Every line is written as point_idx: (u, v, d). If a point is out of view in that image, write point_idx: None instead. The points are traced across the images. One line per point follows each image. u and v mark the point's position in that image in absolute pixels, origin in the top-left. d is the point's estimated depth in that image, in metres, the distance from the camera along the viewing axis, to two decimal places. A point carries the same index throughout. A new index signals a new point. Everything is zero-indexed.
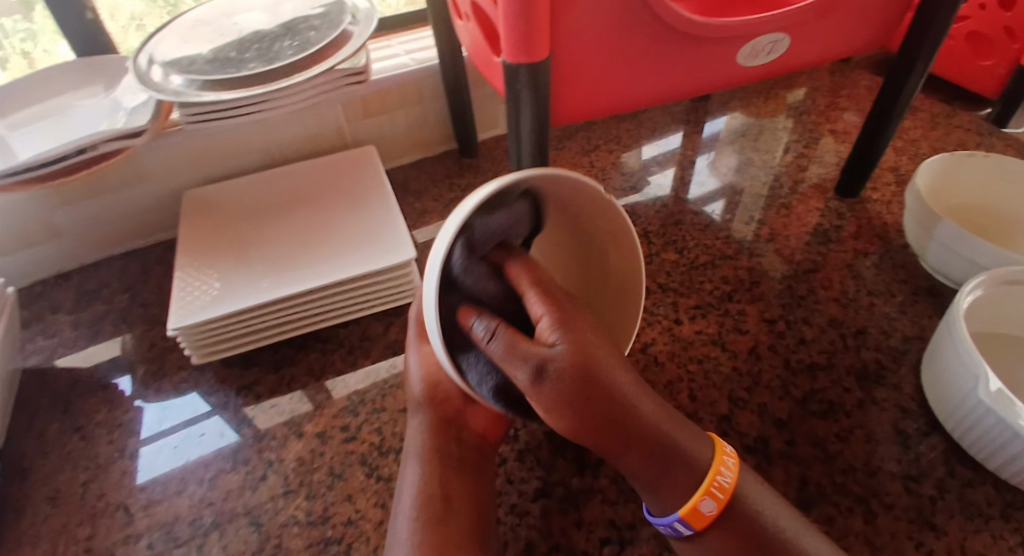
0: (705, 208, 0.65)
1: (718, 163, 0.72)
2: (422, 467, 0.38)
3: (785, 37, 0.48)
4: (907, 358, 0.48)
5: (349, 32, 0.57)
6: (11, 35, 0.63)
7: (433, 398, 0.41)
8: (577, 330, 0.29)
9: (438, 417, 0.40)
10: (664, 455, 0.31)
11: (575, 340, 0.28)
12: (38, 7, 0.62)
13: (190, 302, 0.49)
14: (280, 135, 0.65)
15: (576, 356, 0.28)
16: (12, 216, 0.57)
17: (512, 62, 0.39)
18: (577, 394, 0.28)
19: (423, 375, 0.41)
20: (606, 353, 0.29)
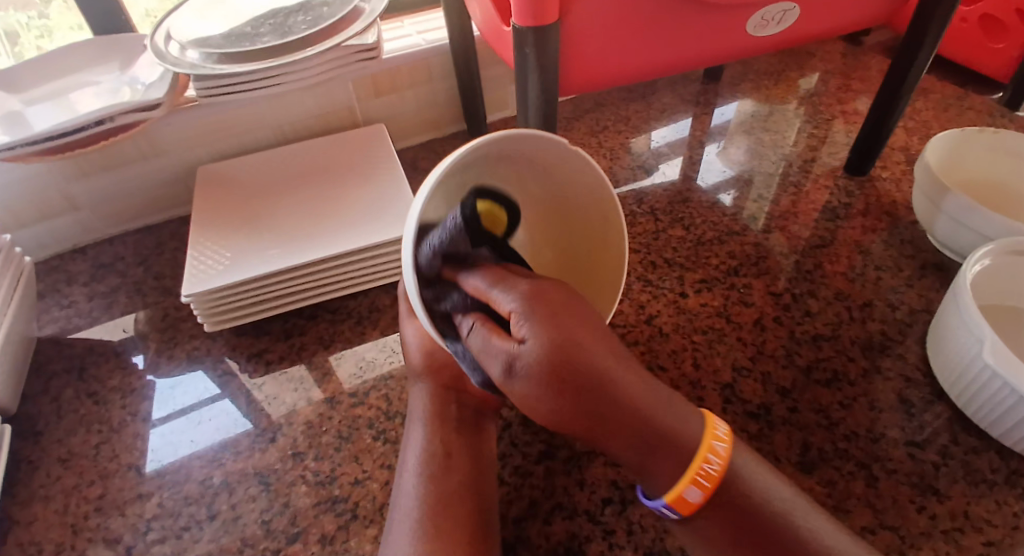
0: (714, 188, 0.65)
1: (727, 145, 0.72)
2: (426, 429, 0.38)
3: (794, 6, 0.48)
4: (914, 330, 0.48)
5: (361, 8, 0.58)
6: (27, 30, 0.65)
7: (432, 368, 0.41)
8: (546, 312, 0.26)
9: (439, 385, 0.40)
10: (654, 432, 0.28)
11: (539, 328, 0.26)
12: (57, 3, 0.65)
13: (204, 269, 0.50)
14: (293, 112, 0.66)
15: (547, 351, 0.25)
16: (30, 189, 0.59)
17: (521, 27, 0.40)
18: (549, 388, 0.25)
19: (422, 344, 0.42)
20: (588, 341, 0.26)
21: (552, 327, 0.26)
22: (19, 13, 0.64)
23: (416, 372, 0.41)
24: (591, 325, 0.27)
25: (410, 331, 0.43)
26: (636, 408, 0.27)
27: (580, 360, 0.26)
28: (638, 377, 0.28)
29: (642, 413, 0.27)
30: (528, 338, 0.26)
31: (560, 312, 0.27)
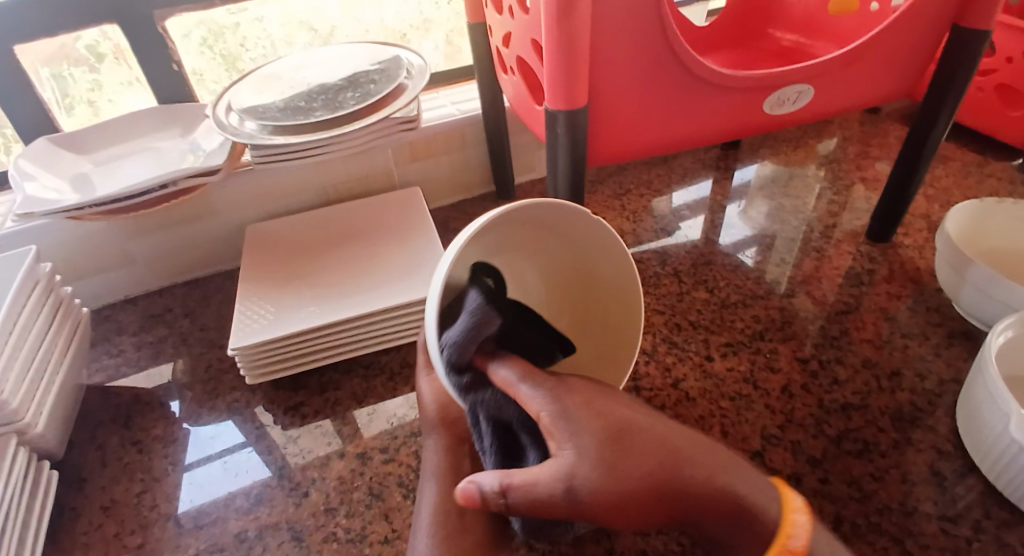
0: (737, 251, 0.67)
1: (749, 207, 0.74)
2: (439, 485, 0.39)
3: (809, 87, 0.51)
4: (943, 401, 0.48)
5: (404, 85, 0.63)
6: (79, 85, 0.69)
7: (444, 422, 0.43)
8: (581, 414, 0.27)
9: (452, 438, 0.42)
10: (717, 482, 0.27)
11: (581, 431, 0.26)
12: (109, 59, 0.68)
13: (250, 324, 0.52)
14: (336, 175, 0.70)
15: (595, 447, 0.26)
16: (91, 244, 0.63)
17: (553, 109, 0.43)
18: (613, 481, 0.25)
19: (434, 399, 0.44)
20: (626, 415, 0.28)
21: (589, 422, 0.27)
22: (72, 68, 0.67)
23: (428, 423, 0.43)
24: (618, 402, 0.29)
25: (424, 383, 0.45)
26: (705, 469, 0.27)
27: (628, 440, 0.26)
28: (677, 431, 0.28)
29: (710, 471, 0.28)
30: (571, 445, 0.26)
31: (588, 409, 0.27)
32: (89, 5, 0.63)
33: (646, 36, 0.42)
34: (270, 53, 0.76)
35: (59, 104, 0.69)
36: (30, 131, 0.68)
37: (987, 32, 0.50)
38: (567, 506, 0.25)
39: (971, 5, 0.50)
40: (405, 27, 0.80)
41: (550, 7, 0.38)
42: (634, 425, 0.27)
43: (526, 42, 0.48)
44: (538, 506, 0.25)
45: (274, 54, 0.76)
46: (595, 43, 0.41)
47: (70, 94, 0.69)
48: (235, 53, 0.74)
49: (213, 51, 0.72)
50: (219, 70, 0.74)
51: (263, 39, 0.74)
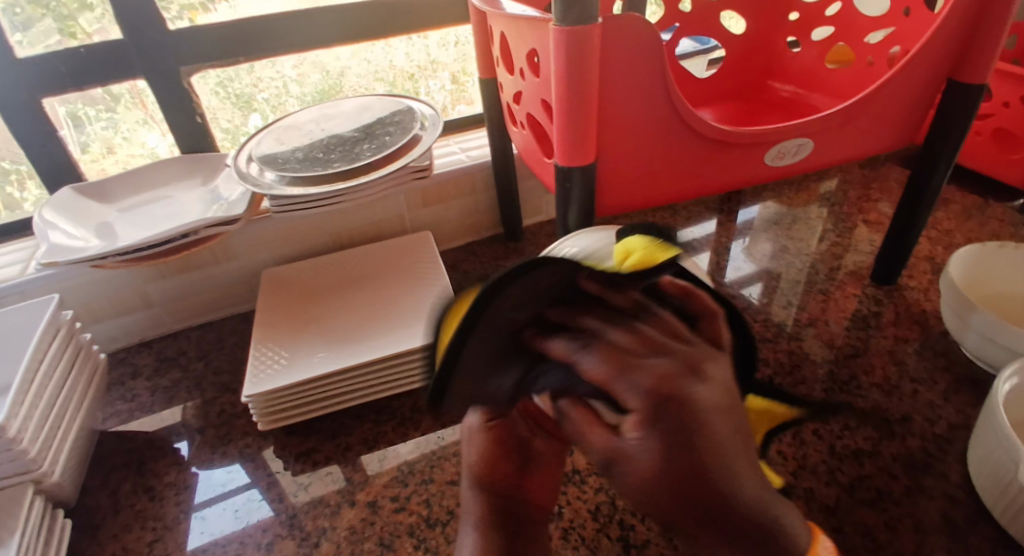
0: (743, 291, 0.68)
1: (752, 243, 0.76)
2: (478, 536, 0.39)
3: (808, 141, 0.53)
4: (955, 447, 0.48)
5: (418, 136, 0.66)
6: (95, 124, 0.70)
7: (491, 481, 0.41)
8: (670, 364, 0.30)
9: (496, 498, 0.41)
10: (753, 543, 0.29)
11: (679, 381, 0.29)
12: (123, 100, 0.70)
13: (264, 369, 0.53)
14: (349, 221, 0.72)
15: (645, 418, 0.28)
16: (110, 288, 0.64)
17: (563, 166, 0.45)
18: (671, 442, 0.28)
19: (483, 458, 0.42)
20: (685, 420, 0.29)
21: (662, 367, 0.29)
22: (87, 107, 0.69)
23: (471, 474, 0.42)
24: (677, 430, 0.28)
25: (474, 439, 0.42)
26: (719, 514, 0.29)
27: (689, 437, 0.28)
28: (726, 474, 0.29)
29: (735, 516, 0.28)
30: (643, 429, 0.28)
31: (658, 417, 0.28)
32: (121, 62, 0.67)
33: (651, 97, 0.45)
34: (282, 92, 0.78)
35: (74, 140, 0.70)
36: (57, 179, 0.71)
37: (978, 87, 0.53)
38: (641, 412, 0.28)
39: (964, 62, 0.52)
40: (413, 67, 0.83)
41: (558, 72, 0.40)
42: (706, 421, 0.29)
43: (537, 99, 0.50)
44: (621, 383, 0.29)
45: (286, 92, 0.78)
46: (603, 103, 0.43)
47: (86, 132, 0.70)
48: (249, 93, 0.76)
49: (227, 92, 0.74)
50: (231, 110, 0.76)
51: (277, 79, 0.77)
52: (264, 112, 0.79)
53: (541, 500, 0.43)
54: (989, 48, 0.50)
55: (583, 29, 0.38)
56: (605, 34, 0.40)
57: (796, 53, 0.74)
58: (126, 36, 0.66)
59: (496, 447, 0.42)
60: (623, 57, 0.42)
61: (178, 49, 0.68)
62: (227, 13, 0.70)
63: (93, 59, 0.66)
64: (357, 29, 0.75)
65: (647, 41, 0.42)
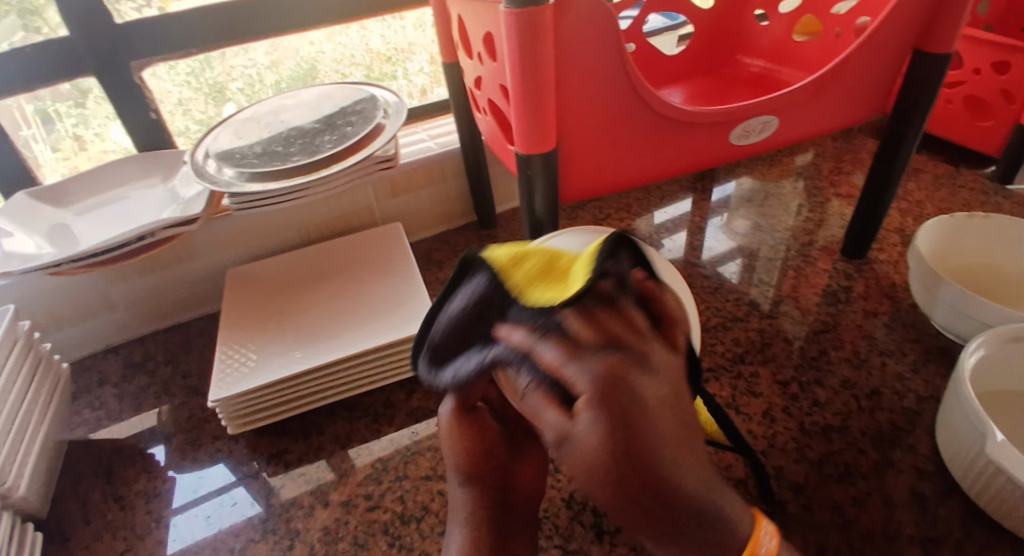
0: (720, 268, 0.68)
1: (729, 220, 0.76)
2: (466, 533, 0.38)
3: (772, 118, 0.52)
4: (923, 420, 0.48)
5: (381, 125, 0.65)
6: (65, 121, 0.68)
7: (478, 474, 0.39)
8: (620, 354, 0.29)
9: (484, 493, 0.39)
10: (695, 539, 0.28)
11: (627, 370, 0.29)
12: (93, 93, 0.67)
13: (231, 372, 0.52)
14: (316, 215, 0.71)
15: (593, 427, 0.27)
16: (72, 295, 0.63)
17: (523, 153, 0.44)
18: (618, 420, 0.27)
19: (465, 452, 0.39)
20: (635, 405, 0.27)
21: (605, 355, 0.29)
22: (57, 103, 0.67)
23: (457, 468, 0.39)
24: (621, 423, 0.27)
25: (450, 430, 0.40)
26: (667, 504, 0.27)
27: (630, 415, 0.27)
28: (672, 462, 0.27)
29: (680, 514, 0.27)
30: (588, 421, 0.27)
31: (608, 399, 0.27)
32: (70, 58, 0.64)
33: (610, 78, 0.43)
34: (256, 81, 0.76)
35: (42, 139, 0.68)
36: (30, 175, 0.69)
37: (944, 56, 0.52)
38: (592, 390, 0.27)
39: (930, 30, 0.51)
40: (389, 49, 0.81)
41: (510, 56, 0.39)
42: (647, 410, 0.27)
43: (495, 83, 0.48)
44: (577, 365, 0.28)
45: (261, 80, 0.77)
46: (560, 86, 0.42)
47: (56, 129, 0.68)
48: (222, 82, 0.74)
49: (200, 82, 0.72)
50: (205, 100, 0.74)
51: (250, 67, 0.75)
52: (238, 100, 0.77)
53: (529, 487, 0.42)
54: (954, 16, 0.50)
55: (533, 11, 0.37)
56: (557, 15, 0.39)
57: (764, 26, 0.73)
58: (71, 32, 0.63)
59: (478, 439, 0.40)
60: (577, 39, 0.40)
61: (127, 45, 0.65)
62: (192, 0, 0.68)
63: (41, 58, 0.63)
64: (321, 18, 0.73)
65: (602, 20, 0.40)
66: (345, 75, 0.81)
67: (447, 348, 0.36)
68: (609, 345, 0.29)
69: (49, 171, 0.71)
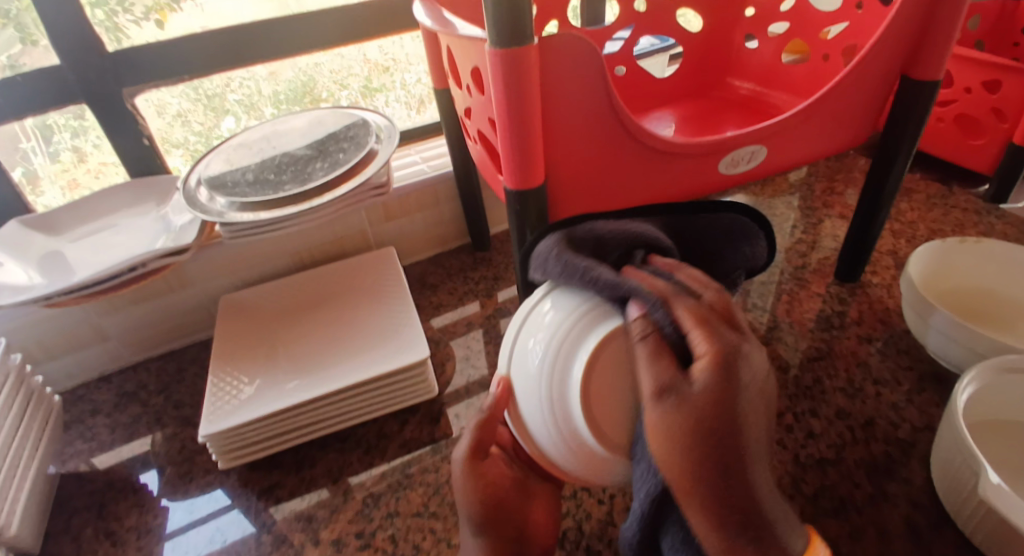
0: None
1: None
2: None
3: (762, 147, 0.52)
4: (917, 450, 0.48)
5: (374, 150, 0.65)
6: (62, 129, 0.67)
7: (495, 523, 0.39)
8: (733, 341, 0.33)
9: (500, 542, 0.38)
10: (750, 540, 0.29)
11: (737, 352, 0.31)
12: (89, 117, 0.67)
13: (222, 406, 0.52)
14: (309, 240, 0.70)
15: (714, 380, 0.29)
16: (64, 325, 0.62)
17: (513, 189, 0.44)
18: (727, 387, 0.30)
19: (480, 501, 0.38)
20: (744, 384, 0.30)
21: (724, 335, 0.32)
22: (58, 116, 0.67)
23: (471, 517, 0.39)
24: (731, 395, 0.30)
25: (464, 476, 0.39)
26: (738, 490, 0.29)
27: (738, 391, 0.30)
28: (750, 448, 0.30)
29: (747, 502, 0.29)
30: (708, 376, 0.30)
31: (726, 371, 0.30)
32: (62, 88, 0.64)
33: (598, 114, 0.44)
34: (254, 92, 0.76)
35: (41, 151, 0.68)
36: (27, 186, 0.69)
37: (932, 83, 0.52)
38: (715, 354, 0.30)
39: (917, 58, 0.52)
40: (387, 59, 0.82)
41: (497, 95, 0.39)
42: (746, 395, 0.31)
43: (485, 116, 0.49)
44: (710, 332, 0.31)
45: (258, 91, 0.76)
46: (548, 123, 0.42)
47: (55, 142, 0.68)
48: (220, 94, 0.74)
49: (198, 93, 0.73)
50: (203, 112, 0.74)
51: (249, 79, 0.75)
52: (238, 113, 0.77)
53: (541, 534, 0.42)
54: (941, 44, 0.50)
55: (518, 52, 0.37)
56: (543, 54, 0.39)
57: (754, 49, 0.73)
58: (63, 62, 0.63)
59: (491, 487, 0.39)
60: (565, 77, 0.40)
61: (118, 73, 0.65)
62: (197, 16, 0.68)
63: (32, 87, 0.63)
64: (314, 43, 0.73)
65: (588, 59, 0.40)
66: (343, 85, 0.81)
67: (579, 249, 0.37)
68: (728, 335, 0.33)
69: (47, 182, 0.71)
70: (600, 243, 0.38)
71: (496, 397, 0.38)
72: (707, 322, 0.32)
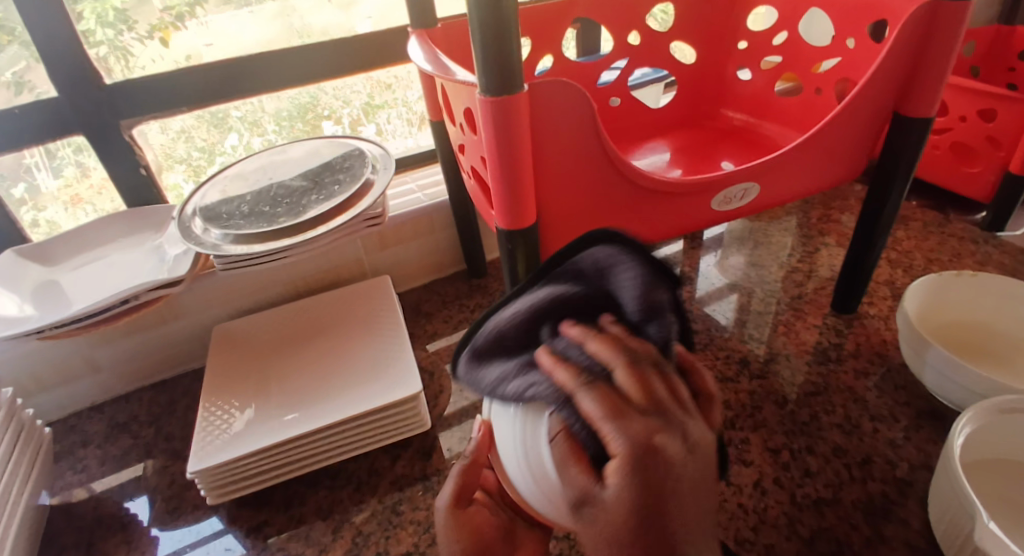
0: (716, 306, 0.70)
1: (725, 255, 0.79)
2: None
3: (755, 184, 0.52)
4: (915, 490, 0.48)
5: (370, 180, 0.65)
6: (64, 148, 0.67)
7: None
8: (665, 419, 0.26)
9: None
10: None
11: (667, 437, 0.26)
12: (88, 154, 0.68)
13: (211, 441, 0.51)
14: (305, 269, 0.70)
15: (628, 486, 0.24)
16: (56, 355, 0.62)
17: (505, 229, 0.44)
18: (648, 493, 0.24)
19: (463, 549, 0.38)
20: (676, 477, 0.25)
21: (647, 420, 0.26)
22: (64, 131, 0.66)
23: None
24: (660, 495, 0.24)
25: (448, 522, 0.39)
26: None
27: (668, 489, 0.25)
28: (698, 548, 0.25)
29: None
30: (620, 484, 0.24)
31: (647, 470, 0.25)
32: (59, 120, 0.65)
33: (588, 155, 0.44)
34: (258, 109, 0.76)
35: (45, 167, 0.68)
36: (28, 203, 0.69)
37: (924, 120, 0.52)
38: (627, 453, 0.25)
39: (909, 95, 0.52)
40: (389, 78, 0.82)
41: (488, 139, 0.39)
42: (683, 489, 0.25)
43: (478, 154, 0.49)
44: (619, 424, 0.25)
45: (261, 109, 0.76)
46: (539, 165, 0.42)
47: (59, 157, 0.68)
48: (224, 111, 0.74)
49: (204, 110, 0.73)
50: (208, 128, 0.74)
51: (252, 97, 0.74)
52: (241, 129, 0.77)
53: None
54: (933, 82, 0.50)
55: (509, 98, 0.37)
56: (534, 99, 0.39)
57: (747, 80, 0.74)
58: (62, 95, 0.63)
59: (476, 536, 0.39)
60: (555, 121, 0.41)
61: (116, 105, 0.66)
62: (202, 32, 0.70)
63: (30, 119, 0.63)
64: (312, 73, 0.74)
65: (579, 103, 0.41)
66: (345, 102, 0.81)
67: (485, 356, 0.34)
68: (654, 412, 0.27)
69: (50, 199, 0.71)
70: (501, 339, 0.33)
71: (479, 442, 0.38)
72: (618, 412, 0.26)
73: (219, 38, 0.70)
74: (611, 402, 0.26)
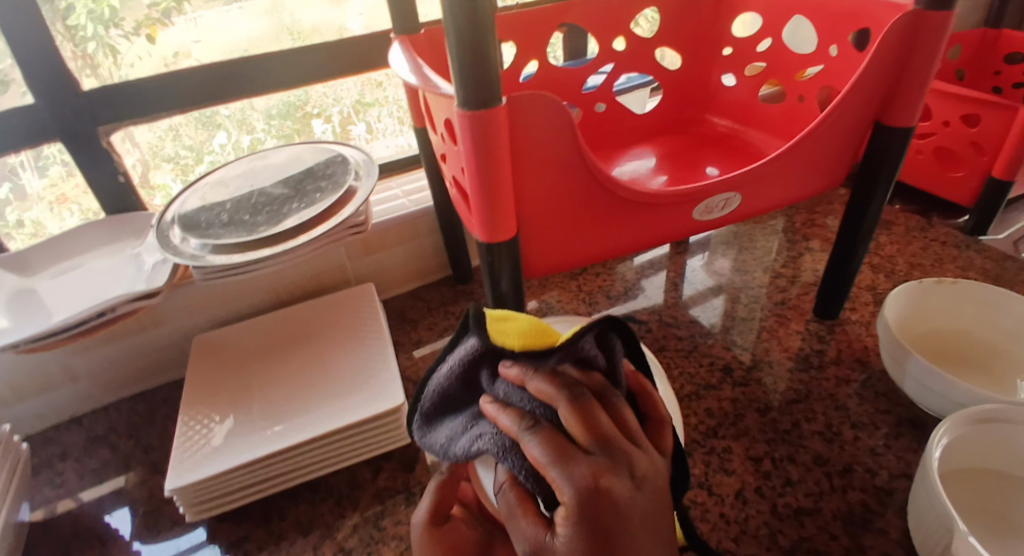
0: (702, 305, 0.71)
1: (712, 257, 0.79)
2: None
3: (736, 194, 0.52)
4: (894, 499, 0.48)
5: (352, 188, 0.64)
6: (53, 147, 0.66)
7: None
8: (606, 458, 0.29)
9: None
10: None
11: (612, 477, 0.28)
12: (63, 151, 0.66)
13: (190, 456, 0.51)
14: (287, 277, 0.70)
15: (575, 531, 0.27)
16: (33, 366, 0.61)
17: (484, 242, 0.43)
18: (594, 538, 0.26)
19: None
20: (622, 517, 0.27)
21: (593, 462, 0.29)
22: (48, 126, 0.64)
23: None
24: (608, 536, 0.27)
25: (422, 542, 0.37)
26: None
27: (614, 531, 0.27)
28: None
29: None
30: (568, 531, 0.27)
31: (594, 512, 0.27)
32: (35, 127, 0.63)
33: (567, 168, 0.43)
34: (247, 107, 0.75)
35: (30, 165, 0.66)
36: (13, 202, 0.68)
37: (905, 129, 0.52)
38: (575, 501, 0.27)
39: (890, 105, 0.52)
40: (380, 74, 0.81)
41: (466, 153, 0.39)
42: (634, 528, 0.27)
43: (458, 164, 0.48)
44: (563, 468, 0.28)
45: (250, 106, 0.75)
46: (518, 178, 0.42)
47: (45, 153, 0.66)
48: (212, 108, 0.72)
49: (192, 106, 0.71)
50: (196, 125, 0.73)
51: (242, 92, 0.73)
52: (230, 127, 0.75)
53: None
54: (914, 93, 0.50)
55: (486, 113, 0.36)
56: (512, 112, 0.39)
57: (731, 87, 0.74)
58: (38, 101, 0.62)
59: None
60: (534, 135, 0.40)
61: (94, 111, 0.65)
62: (188, 28, 0.68)
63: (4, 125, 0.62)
64: (296, 77, 0.73)
65: (558, 117, 0.40)
66: (335, 100, 0.80)
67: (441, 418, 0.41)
68: (596, 451, 0.30)
69: (36, 199, 0.69)
70: (448, 398, 0.41)
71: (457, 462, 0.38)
72: (564, 458, 0.29)
73: (208, 35, 0.69)
74: (555, 448, 0.30)
